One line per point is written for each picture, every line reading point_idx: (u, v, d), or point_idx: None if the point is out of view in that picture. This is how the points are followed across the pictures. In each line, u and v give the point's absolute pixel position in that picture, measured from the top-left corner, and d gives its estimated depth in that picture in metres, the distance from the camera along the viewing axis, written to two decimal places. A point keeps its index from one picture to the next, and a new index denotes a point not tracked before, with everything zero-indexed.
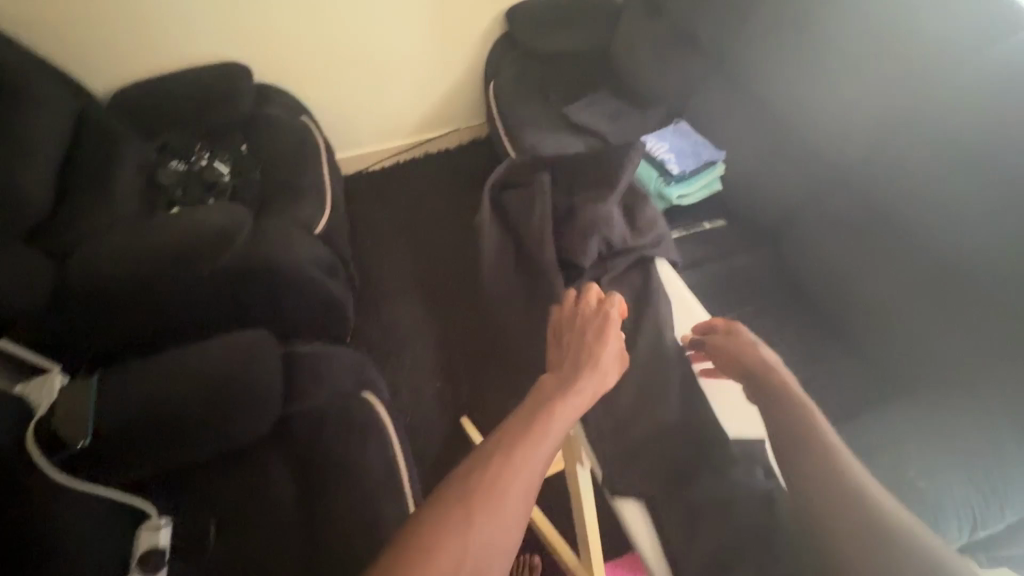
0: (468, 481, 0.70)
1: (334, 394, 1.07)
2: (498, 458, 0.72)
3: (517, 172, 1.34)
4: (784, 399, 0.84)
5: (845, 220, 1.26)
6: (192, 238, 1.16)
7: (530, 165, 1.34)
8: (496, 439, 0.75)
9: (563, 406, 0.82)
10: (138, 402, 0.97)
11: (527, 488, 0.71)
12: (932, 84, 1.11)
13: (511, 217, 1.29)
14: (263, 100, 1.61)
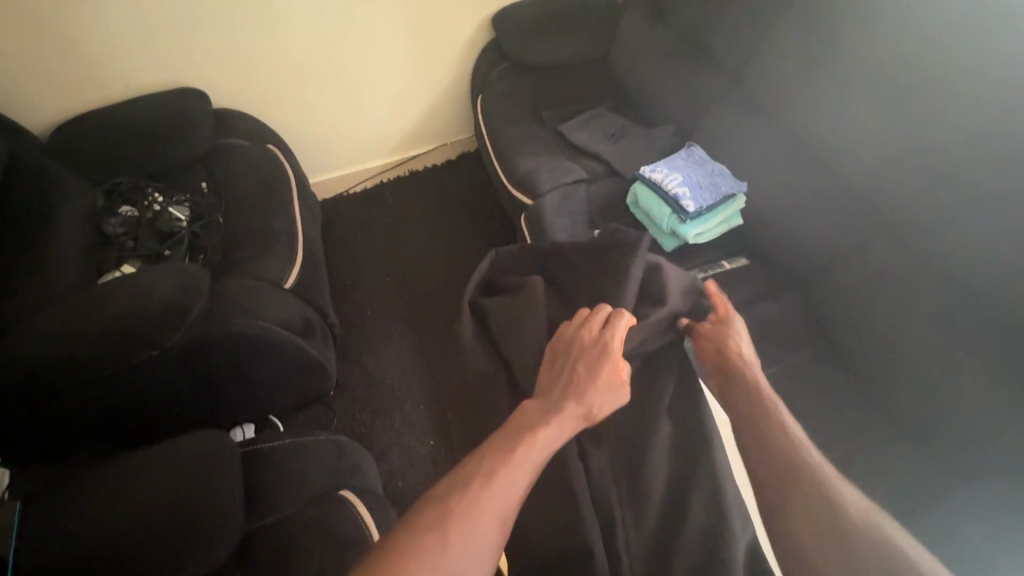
0: (414, 526, 0.61)
1: (308, 498, 0.93)
2: (452, 501, 0.63)
3: (501, 270, 1.07)
4: (769, 423, 0.76)
5: (882, 269, 1.04)
6: (138, 316, 1.03)
7: (518, 261, 1.07)
8: (454, 476, 0.66)
9: (533, 445, 0.69)
10: (74, 533, 0.82)
11: (482, 544, 0.61)
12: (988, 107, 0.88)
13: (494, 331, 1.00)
14: (224, 129, 1.53)
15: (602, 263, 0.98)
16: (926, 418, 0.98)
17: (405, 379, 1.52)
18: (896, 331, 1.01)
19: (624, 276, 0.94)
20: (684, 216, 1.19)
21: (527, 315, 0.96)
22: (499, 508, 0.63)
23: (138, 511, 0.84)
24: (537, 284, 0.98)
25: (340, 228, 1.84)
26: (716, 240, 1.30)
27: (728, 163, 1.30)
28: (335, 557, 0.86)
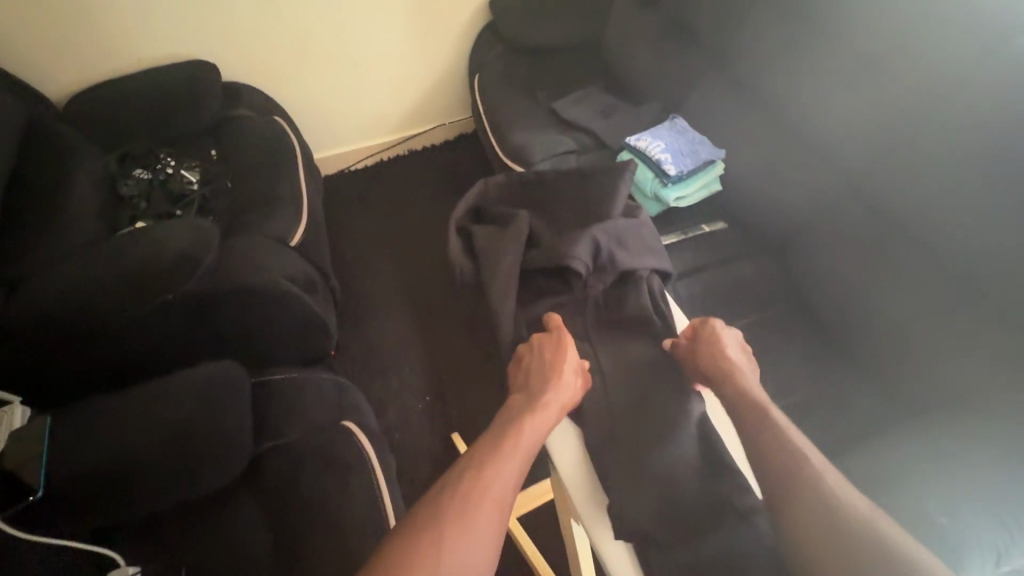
0: (420, 520, 0.64)
1: (311, 427, 0.99)
2: (452, 496, 0.67)
3: (488, 199, 1.15)
4: (768, 423, 0.74)
5: (853, 226, 1.10)
6: (151, 262, 1.09)
7: (505, 193, 1.14)
8: (454, 475, 0.70)
9: (521, 441, 0.75)
10: (98, 450, 0.88)
11: (487, 529, 0.64)
12: (948, 71, 0.94)
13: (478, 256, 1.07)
14: (232, 100, 1.60)
15: (585, 190, 1.09)
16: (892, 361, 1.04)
17: (403, 342, 1.58)
18: (859, 277, 1.08)
19: (611, 199, 1.06)
20: (666, 180, 1.27)
21: (511, 235, 1.05)
22: (498, 497, 0.67)
23: (158, 433, 0.90)
24: (524, 223, 1.05)
25: (342, 203, 1.91)
26: (699, 206, 1.37)
27: (711, 135, 1.38)
28: (337, 480, 0.94)
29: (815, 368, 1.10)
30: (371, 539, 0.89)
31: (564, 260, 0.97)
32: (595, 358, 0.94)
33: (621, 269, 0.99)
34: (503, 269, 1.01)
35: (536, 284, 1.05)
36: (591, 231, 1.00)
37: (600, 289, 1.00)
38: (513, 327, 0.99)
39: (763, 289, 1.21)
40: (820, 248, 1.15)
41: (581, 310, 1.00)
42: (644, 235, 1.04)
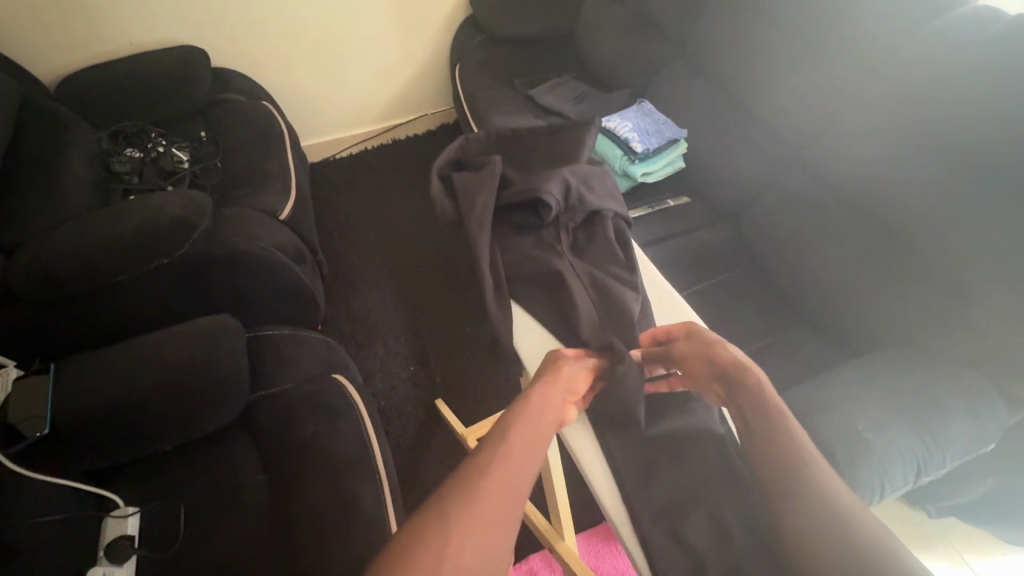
0: (412, 537, 0.58)
1: (302, 378, 1.06)
2: (451, 510, 0.60)
3: (469, 153, 1.16)
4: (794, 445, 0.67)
5: (800, 195, 1.22)
6: (147, 228, 1.14)
7: (484, 145, 1.16)
8: (449, 487, 0.63)
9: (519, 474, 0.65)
10: (94, 396, 0.92)
11: (489, 546, 0.58)
12: (881, 57, 1.07)
13: (456, 200, 1.07)
14: (221, 85, 1.65)
15: (557, 142, 1.14)
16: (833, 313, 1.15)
17: (388, 316, 1.64)
18: (806, 240, 1.19)
19: (581, 147, 1.11)
20: (633, 156, 1.36)
21: (485, 178, 1.04)
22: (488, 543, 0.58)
23: (157, 376, 0.95)
24: (498, 162, 1.06)
25: (327, 187, 1.97)
26: (664, 183, 1.47)
27: (675, 117, 1.49)
28: (326, 423, 1.01)
29: (767, 323, 1.21)
30: (360, 472, 0.96)
31: (537, 195, 0.97)
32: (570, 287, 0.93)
33: (590, 209, 0.99)
34: (479, 209, 1.01)
35: (511, 223, 1.04)
36: (561, 172, 1.00)
37: (571, 229, 1.01)
38: (487, 261, 0.98)
39: (721, 255, 1.32)
40: (771, 216, 1.26)
41: (555, 245, 0.99)
42: (608, 182, 1.05)
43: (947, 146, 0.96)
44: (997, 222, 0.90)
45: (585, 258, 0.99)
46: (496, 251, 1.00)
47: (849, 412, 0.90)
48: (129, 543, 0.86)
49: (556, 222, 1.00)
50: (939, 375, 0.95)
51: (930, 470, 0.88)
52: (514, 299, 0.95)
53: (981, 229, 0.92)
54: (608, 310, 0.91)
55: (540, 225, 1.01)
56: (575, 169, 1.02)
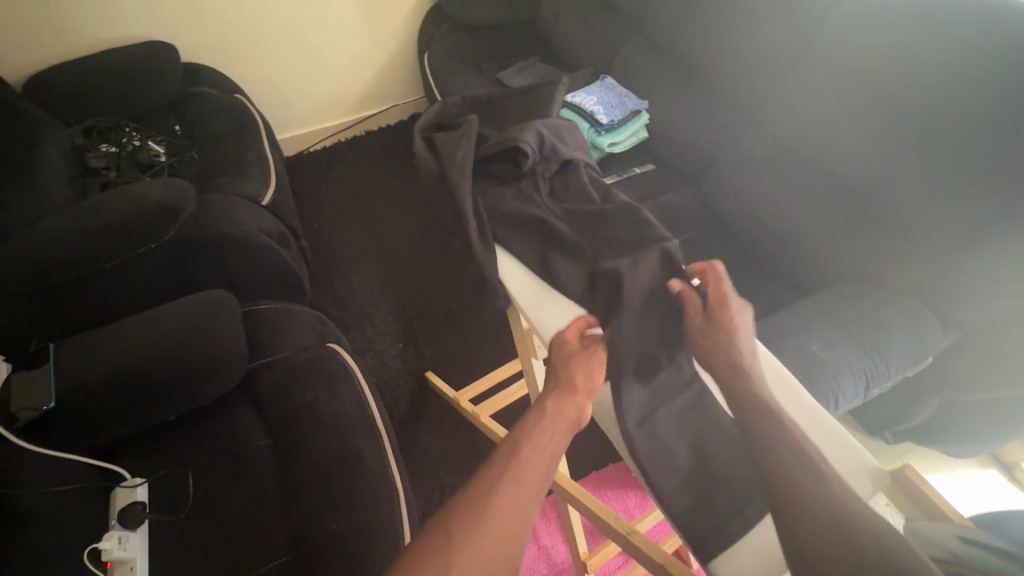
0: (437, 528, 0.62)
1: (299, 347, 1.10)
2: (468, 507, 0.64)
3: (447, 116, 1.22)
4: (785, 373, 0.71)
5: (754, 155, 1.32)
6: (134, 214, 1.17)
7: (460, 109, 1.23)
8: (468, 486, 0.66)
9: (531, 477, 0.67)
10: (97, 370, 0.94)
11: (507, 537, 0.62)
12: (817, 18, 1.17)
13: (438, 156, 1.13)
14: (192, 79, 1.67)
15: (528, 107, 1.21)
16: (789, 260, 1.25)
17: (373, 298, 1.69)
18: (762, 194, 1.29)
19: (550, 109, 1.18)
20: (600, 128, 1.44)
21: (464, 137, 1.10)
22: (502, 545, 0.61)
23: (157, 351, 0.97)
24: (474, 123, 1.12)
25: (304, 179, 2.00)
26: (629, 153, 1.56)
27: (637, 90, 1.57)
28: (325, 386, 1.05)
29: (731, 273, 1.30)
30: (361, 428, 1.02)
31: (514, 144, 1.03)
32: (553, 224, 1.01)
33: (562, 157, 1.07)
34: (459, 162, 1.07)
35: (491, 174, 1.11)
36: (535, 125, 1.07)
37: (547, 175, 1.08)
38: (468, 213, 1.04)
39: (686, 215, 1.41)
40: (730, 176, 1.35)
41: (535, 189, 1.06)
42: (578, 135, 1.12)
43: (877, 93, 1.06)
44: (922, 158, 1.01)
45: (561, 201, 1.07)
46: (478, 201, 1.06)
47: (804, 336, 1.00)
48: (140, 507, 0.89)
49: (534, 169, 1.07)
50: (888, 304, 1.06)
51: (879, 383, 0.99)
52: (498, 244, 1.01)
53: (907, 167, 1.04)
54: (586, 250, 0.98)
55: (518, 174, 1.07)
56: (547, 124, 1.09)
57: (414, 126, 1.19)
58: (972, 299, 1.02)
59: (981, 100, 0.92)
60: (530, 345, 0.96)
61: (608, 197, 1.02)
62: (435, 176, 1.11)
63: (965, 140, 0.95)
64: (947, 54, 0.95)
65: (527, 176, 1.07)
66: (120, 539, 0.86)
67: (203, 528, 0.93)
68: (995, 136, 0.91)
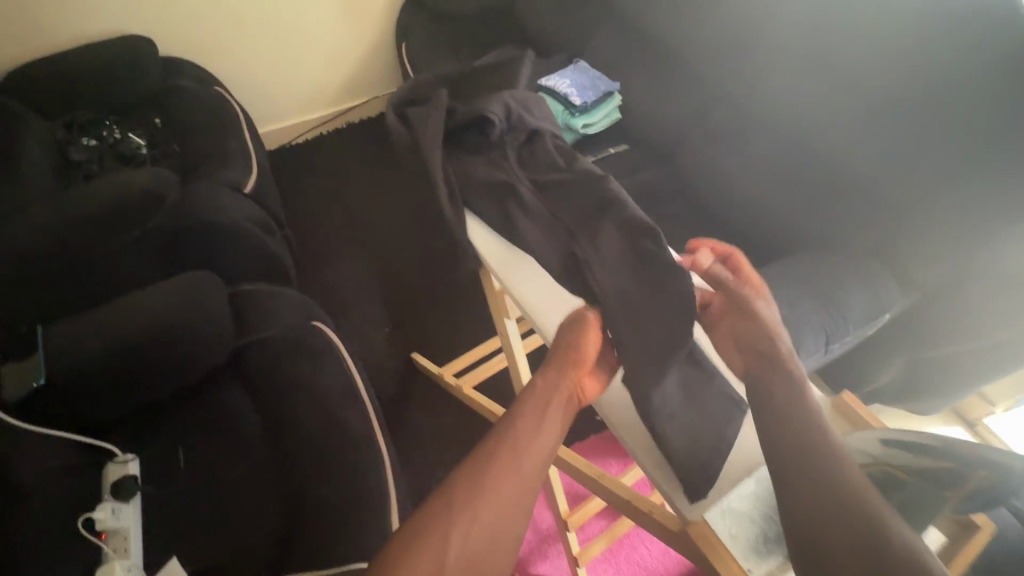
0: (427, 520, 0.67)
1: (284, 326, 1.13)
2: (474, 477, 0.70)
3: (419, 91, 1.27)
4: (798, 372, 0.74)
5: (722, 130, 1.37)
6: (116, 200, 1.19)
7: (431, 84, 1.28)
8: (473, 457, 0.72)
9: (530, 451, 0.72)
10: (85, 348, 0.96)
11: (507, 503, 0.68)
12: None
13: (410, 128, 1.19)
14: (171, 73, 1.69)
15: (500, 87, 1.25)
16: (757, 230, 1.31)
17: (359, 283, 1.72)
18: (730, 168, 1.34)
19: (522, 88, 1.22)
20: (574, 110, 1.48)
21: (434, 108, 1.15)
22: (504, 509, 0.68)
23: (143, 331, 1.00)
24: (443, 95, 1.17)
25: (286, 171, 2.02)
26: (604, 134, 1.60)
27: (609, 73, 1.61)
28: (311, 362, 1.08)
29: (702, 245, 1.36)
30: (349, 399, 1.06)
31: (482, 114, 1.08)
32: (520, 187, 1.05)
33: (529, 125, 1.11)
34: (430, 132, 1.12)
35: (462, 145, 1.15)
36: (502, 96, 1.12)
37: (514, 143, 1.11)
38: (438, 181, 1.08)
39: (660, 192, 1.46)
40: (700, 152, 1.40)
41: (502, 155, 1.09)
42: (545, 107, 1.17)
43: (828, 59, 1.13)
44: (874, 116, 1.08)
45: (529, 169, 1.09)
46: (447, 166, 1.10)
47: (768, 296, 1.05)
48: (133, 480, 0.93)
49: (502, 136, 1.10)
50: (848, 265, 1.11)
51: (839, 337, 1.04)
52: (467, 207, 1.05)
53: (860, 127, 1.10)
54: (553, 212, 1.01)
55: (487, 143, 1.11)
56: (515, 96, 1.15)
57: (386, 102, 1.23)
58: (924, 257, 1.07)
59: (926, 67, 0.98)
60: (504, 307, 1.01)
61: (571, 159, 1.05)
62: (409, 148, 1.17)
63: (911, 97, 1.01)
64: (894, 23, 1.01)
65: (493, 142, 1.10)
66: (114, 510, 0.89)
67: (195, 499, 0.96)
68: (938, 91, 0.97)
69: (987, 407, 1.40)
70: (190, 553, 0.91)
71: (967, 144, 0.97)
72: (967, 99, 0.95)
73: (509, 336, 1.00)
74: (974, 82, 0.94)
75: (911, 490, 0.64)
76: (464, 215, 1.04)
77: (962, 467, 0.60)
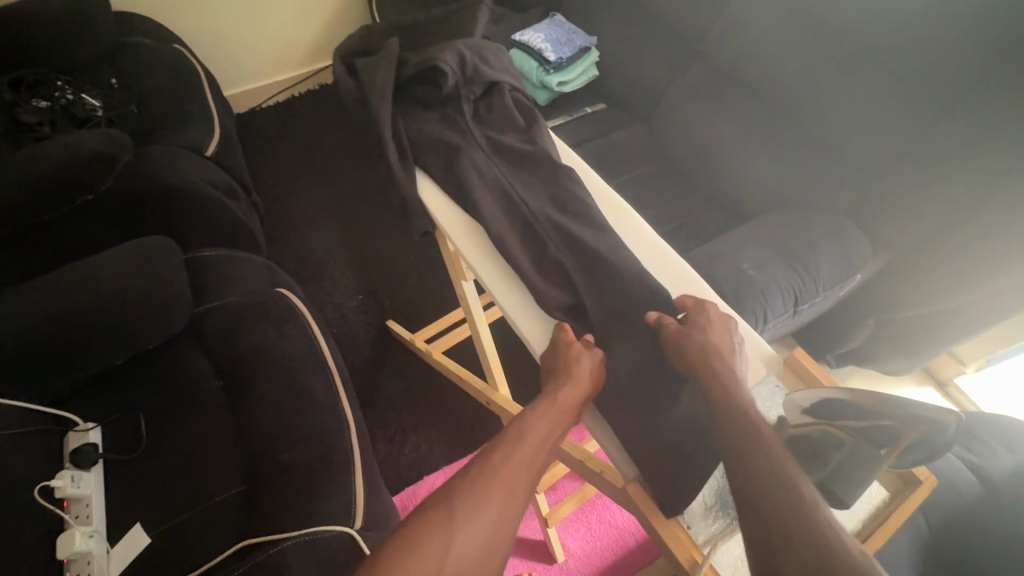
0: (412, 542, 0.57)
1: (244, 291, 1.10)
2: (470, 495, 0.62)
3: (372, 42, 1.23)
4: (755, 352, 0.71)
5: (699, 87, 1.32)
6: (66, 163, 1.13)
7: (384, 35, 1.24)
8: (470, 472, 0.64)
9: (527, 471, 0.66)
10: (36, 314, 0.93)
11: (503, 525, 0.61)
12: None
13: (360, 81, 1.15)
14: (125, 29, 1.60)
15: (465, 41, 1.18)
16: (732, 191, 1.27)
17: (331, 251, 1.68)
18: (707, 127, 1.30)
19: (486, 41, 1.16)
20: (548, 67, 1.42)
21: (384, 60, 1.11)
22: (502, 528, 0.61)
23: (102, 301, 0.97)
24: (394, 45, 1.13)
25: (254, 136, 1.94)
26: (580, 92, 1.54)
27: (585, 27, 1.54)
28: (274, 328, 1.07)
29: (676, 207, 1.32)
30: (312, 366, 1.04)
31: (433, 64, 1.03)
32: (477, 144, 1.03)
33: (486, 78, 1.08)
34: (381, 83, 1.09)
35: (416, 99, 1.11)
36: (457, 46, 1.07)
37: (471, 98, 1.08)
38: (392, 139, 1.05)
39: (636, 153, 1.41)
40: (678, 111, 1.35)
41: (458, 109, 1.07)
42: (505, 58, 1.12)
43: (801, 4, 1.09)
44: (847, 62, 1.05)
45: (486, 125, 1.08)
46: (401, 123, 1.08)
47: (737, 257, 1.03)
48: (93, 450, 0.92)
49: (458, 90, 1.07)
50: (824, 225, 1.09)
51: (809, 298, 1.03)
52: (421, 165, 1.03)
53: (832, 73, 1.07)
54: (513, 173, 1.00)
55: (442, 96, 1.08)
56: (471, 44, 1.10)
57: (335, 55, 1.19)
58: (899, 216, 1.05)
59: (908, 16, 0.94)
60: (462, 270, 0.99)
61: (531, 120, 1.05)
62: (360, 101, 1.13)
63: (880, 39, 0.99)
64: None
65: (448, 96, 1.07)
66: (73, 478, 0.89)
67: (159, 465, 0.96)
68: (911, 33, 0.94)
69: (957, 366, 1.41)
70: (156, 518, 0.91)
71: (938, 86, 0.95)
72: (938, 40, 0.92)
73: (468, 299, 0.98)
74: (942, 20, 0.91)
75: (848, 448, 0.61)
76: (417, 176, 1.02)
77: (897, 423, 0.61)
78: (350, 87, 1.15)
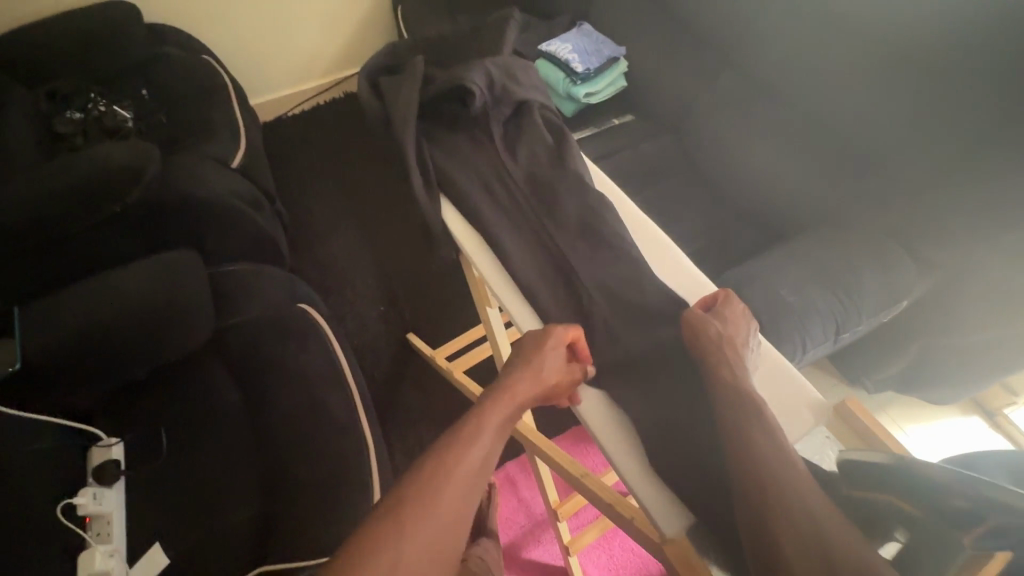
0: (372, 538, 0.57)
1: (266, 306, 1.10)
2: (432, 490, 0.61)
3: (398, 57, 1.22)
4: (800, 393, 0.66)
5: (734, 101, 1.27)
6: (94, 176, 1.14)
7: (411, 50, 1.22)
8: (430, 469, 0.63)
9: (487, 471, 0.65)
10: (63, 328, 0.94)
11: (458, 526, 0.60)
12: None
13: (384, 98, 1.13)
14: (157, 40, 1.62)
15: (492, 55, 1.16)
16: (767, 209, 1.22)
17: (353, 261, 1.68)
18: (741, 143, 1.25)
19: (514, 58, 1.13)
20: (575, 78, 1.38)
21: (410, 75, 1.09)
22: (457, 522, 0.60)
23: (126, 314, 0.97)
24: (420, 60, 1.11)
25: (280, 144, 1.96)
26: (607, 103, 1.50)
27: (614, 36, 1.50)
28: (295, 345, 1.05)
29: (707, 223, 1.27)
30: (333, 385, 1.03)
31: (460, 81, 1.01)
32: (505, 165, 1.01)
33: (515, 97, 1.05)
34: (406, 99, 1.06)
35: (442, 115, 1.09)
36: (484, 63, 1.05)
37: (499, 116, 1.06)
38: (416, 156, 1.02)
39: (665, 166, 1.37)
40: (710, 125, 1.30)
41: (485, 128, 1.05)
42: (534, 75, 1.10)
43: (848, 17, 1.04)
44: (896, 81, 0.99)
45: (513, 144, 1.05)
46: (426, 142, 1.06)
47: (774, 281, 0.98)
48: (115, 467, 0.92)
49: (486, 108, 1.05)
50: (868, 246, 1.03)
51: (850, 325, 0.98)
52: (446, 183, 1.01)
53: (879, 91, 1.01)
54: (541, 195, 0.98)
55: (469, 114, 1.06)
56: (499, 61, 1.07)
57: (362, 71, 1.18)
58: (951, 240, 0.99)
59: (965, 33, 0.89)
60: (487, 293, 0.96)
61: (561, 140, 1.02)
62: (386, 117, 1.11)
63: (935, 57, 0.93)
64: None
65: (475, 113, 1.04)
66: (95, 495, 0.89)
67: (180, 482, 0.95)
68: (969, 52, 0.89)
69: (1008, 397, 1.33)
70: (176, 537, 0.91)
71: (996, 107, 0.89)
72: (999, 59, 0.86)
73: (493, 324, 0.95)
74: (1006, 39, 0.85)
75: None
76: (440, 197, 1.00)
77: (974, 506, 0.51)
78: (376, 103, 1.13)
